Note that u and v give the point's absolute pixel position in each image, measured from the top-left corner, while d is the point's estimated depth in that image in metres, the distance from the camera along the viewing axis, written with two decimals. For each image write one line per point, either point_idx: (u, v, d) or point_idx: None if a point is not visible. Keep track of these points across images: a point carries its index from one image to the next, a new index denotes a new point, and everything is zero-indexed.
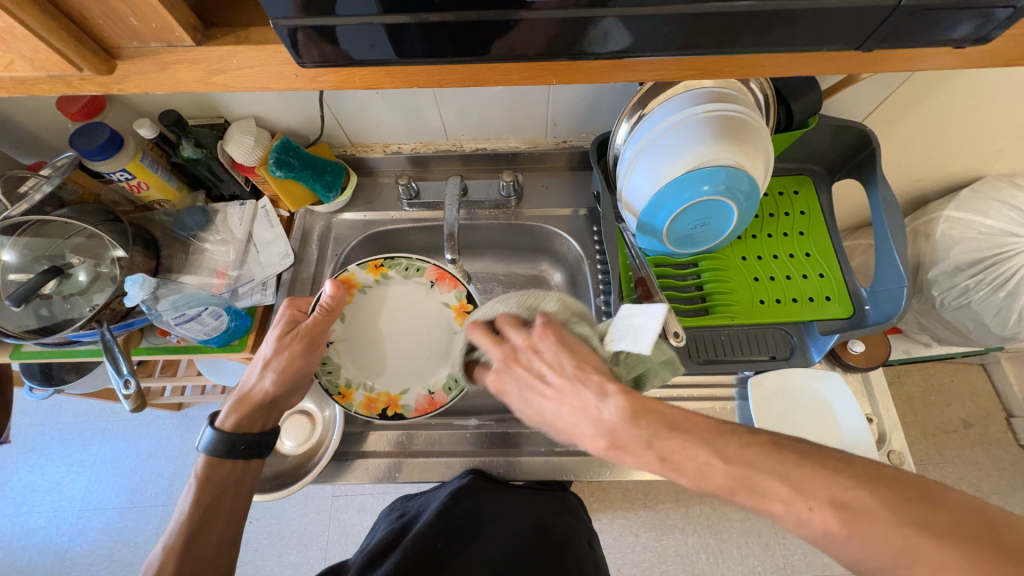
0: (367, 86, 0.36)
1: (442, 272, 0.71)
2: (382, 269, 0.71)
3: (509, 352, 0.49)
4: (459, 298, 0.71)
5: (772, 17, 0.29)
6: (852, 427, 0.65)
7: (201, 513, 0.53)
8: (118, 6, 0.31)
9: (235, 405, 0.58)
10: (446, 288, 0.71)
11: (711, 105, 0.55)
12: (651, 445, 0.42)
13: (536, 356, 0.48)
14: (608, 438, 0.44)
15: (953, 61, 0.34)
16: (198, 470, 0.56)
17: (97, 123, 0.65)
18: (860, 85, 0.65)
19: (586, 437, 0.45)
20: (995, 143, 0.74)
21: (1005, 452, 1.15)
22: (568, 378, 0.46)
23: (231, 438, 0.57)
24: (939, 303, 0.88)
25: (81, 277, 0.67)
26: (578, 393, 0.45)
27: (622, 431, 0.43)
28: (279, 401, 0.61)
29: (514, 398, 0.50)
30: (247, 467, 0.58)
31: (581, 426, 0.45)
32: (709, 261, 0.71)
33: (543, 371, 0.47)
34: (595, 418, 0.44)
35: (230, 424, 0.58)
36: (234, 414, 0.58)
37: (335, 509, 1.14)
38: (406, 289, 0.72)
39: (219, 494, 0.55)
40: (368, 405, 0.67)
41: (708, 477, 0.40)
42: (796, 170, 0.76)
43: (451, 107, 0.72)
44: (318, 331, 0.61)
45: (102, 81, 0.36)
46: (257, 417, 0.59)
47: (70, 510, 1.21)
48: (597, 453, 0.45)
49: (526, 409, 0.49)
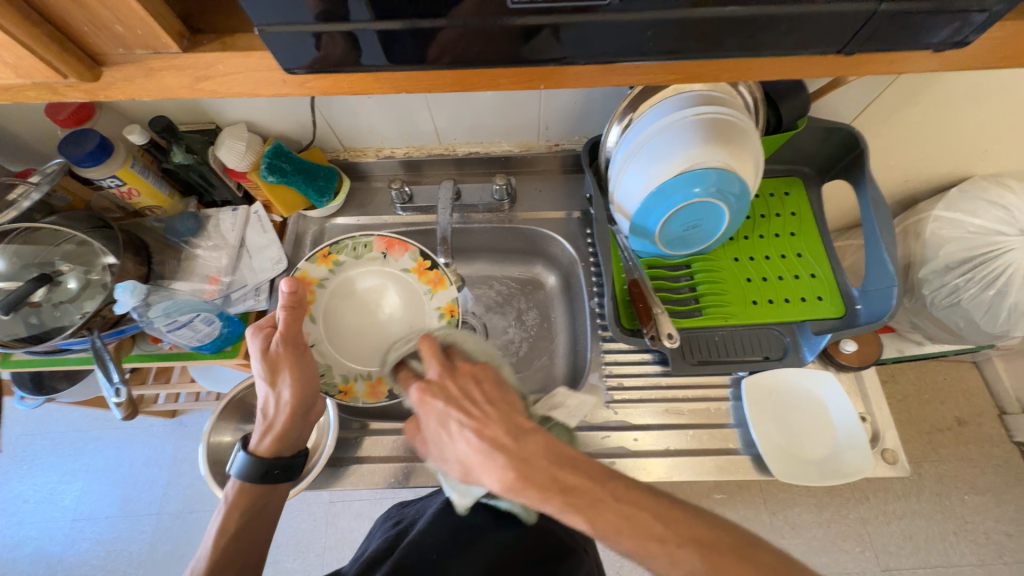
0: (355, 91, 0.36)
1: (388, 240, 0.73)
2: (331, 256, 0.72)
3: (447, 371, 0.52)
4: (415, 259, 0.73)
5: (754, 20, 0.29)
6: (844, 424, 0.66)
7: (228, 542, 0.52)
8: (102, 14, 0.31)
9: (265, 430, 0.57)
10: (398, 256, 0.74)
11: (700, 108, 0.55)
12: (556, 478, 0.41)
13: (472, 383, 0.50)
14: (518, 468, 0.42)
15: (935, 63, 0.34)
16: (229, 493, 0.55)
17: (87, 130, 0.65)
18: (848, 87, 0.65)
19: (478, 463, 0.45)
20: (983, 143, 0.75)
21: (998, 450, 1.16)
22: (497, 407, 0.48)
23: (267, 463, 0.55)
24: (929, 301, 0.89)
25: (71, 284, 0.66)
26: (505, 423, 0.46)
27: (533, 463, 0.43)
28: (305, 414, 0.58)
29: (439, 416, 0.49)
30: (275, 489, 0.57)
31: (492, 454, 0.44)
32: (702, 263, 0.72)
33: (475, 396, 0.49)
34: (511, 449, 0.44)
35: (267, 448, 0.57)
36: (268, 437, 0.57)
37: (331, 516, 1.14)
38: (361, 270, 0.73)
39: (248, 523, 0.54)
40: (371, 392, 0.68)
41: (598, 515, 0.39)
42: (785, 171, 0.76)
43: (443, 111, 0.72)
44: (296, 330, 0.58)
45: (89, 87, 0.36)
46: (291, 437, 0.57)
47: (63, 520, 1.19)
48: (501, 489, 0.43)
49: (444, 430, 0.48)
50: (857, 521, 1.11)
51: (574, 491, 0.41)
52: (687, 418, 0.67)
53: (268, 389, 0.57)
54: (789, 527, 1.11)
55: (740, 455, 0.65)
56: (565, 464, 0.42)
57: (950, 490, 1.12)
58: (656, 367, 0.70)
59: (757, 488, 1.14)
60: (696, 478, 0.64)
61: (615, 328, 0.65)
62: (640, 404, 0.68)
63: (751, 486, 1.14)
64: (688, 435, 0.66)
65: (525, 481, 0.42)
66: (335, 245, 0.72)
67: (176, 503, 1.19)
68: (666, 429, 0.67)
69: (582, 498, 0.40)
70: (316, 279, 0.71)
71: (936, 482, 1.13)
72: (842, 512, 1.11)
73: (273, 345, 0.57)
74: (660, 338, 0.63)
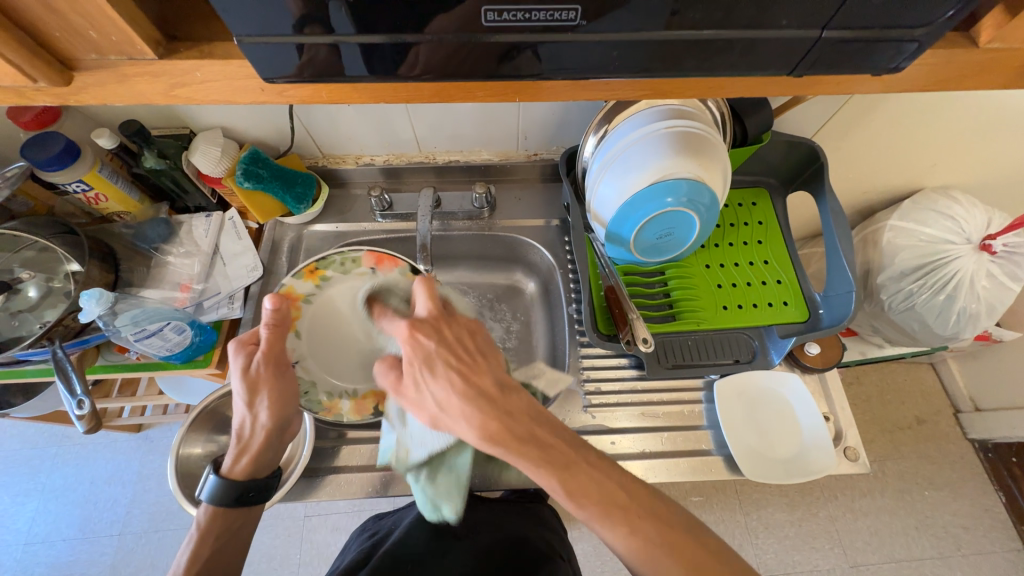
0: (334, 101, 0.36)
1: (378, 255, 0.72)
2: (318, 272, 0.71)
3: (440, 316, 0.52)
4: (404, 274, 0.71)
5: (714, 45, 0.31)
6: (810, 424, 0.69)
7: (199, 569, 0.50)
8: (74, 19, 0.31)
9: (238, 451, 0.56)
10: (387, 271, 0.71)
11: (672, 121, 0.58)
12: (533, 433, 0.46)
13: (464, 330, 0.52)
14: (502, 421, 0.46)
15: (876, 85, 0.37)
16: (201, 519, 0.53)
17: (52, 133, 0.63)
18: (808, 104, 0.69)
19: (457, 406, 0.47)
20: (930, 158, 0.81)
21: (954, 446, 1.23)
22: (488, 355, 0.51)
23: (240, 485, 0.54)
24: (887, 306, 0.94)
25: (31, 292, 0.64)
26: (494, 368, 0.50)
27: (517, 417, 0.47)
28: (281, 434, 0.57)
29: (422, 358, 0.49)
30: (251, 510, 0.56)
31: (475, 402, 0.47)
32: (676, 270, 0.74)
33: (469, 341, 0.51)
34: (496, 399, 0.47)
35: (241, 471, 0.55)
36: (244, 458, 0.55)
37: (307, 530, 1.11)
38: (348, 285, 0.71)
39: (221, 544, 0.52)
40: (357, 409, 0.67)
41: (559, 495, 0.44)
42: (753, 182, 0.80)
43: (424, 120, 0.73)
44: (279, 350, 0.57)
45: (59, 91, 0.35)
46: (265, 458, 0.56)
47: (14, 544, 1.12)
48: (478, 435, 0.46)
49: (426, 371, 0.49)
50: (827, 519, 1.15)
51: (552, 449, 0.46)
52: (662, 421, 0.69)
53: (244, 410, 0.55)
54: (763, 527, 1.15)
55: (713, 455, 0.67)
56: (543, 423, 0.47)
57: (912, 486, 1.18)
58: (632, 371, 0.72)
59: (732, 489, 1.17)
60: (671, 479, 0.66)
61: (592, 333, 0.66)
62: (617, 408, 0.70)
63: (726, 487, 1.18)
64: (664, 438, 0.68)
65: (505, 432, 0.45)
66: (322, 260, 0.72)
67: (141, 522, 1.13)
68: (643, 432, 0.68)
69: (560, 457, 0.45)
70: (303, 294, 0.70)
71: (899, 479, 1.19)
72: (812, 511, 1.16)
73: (255, 364, 0.55)
74: (635, 342, 0.65)
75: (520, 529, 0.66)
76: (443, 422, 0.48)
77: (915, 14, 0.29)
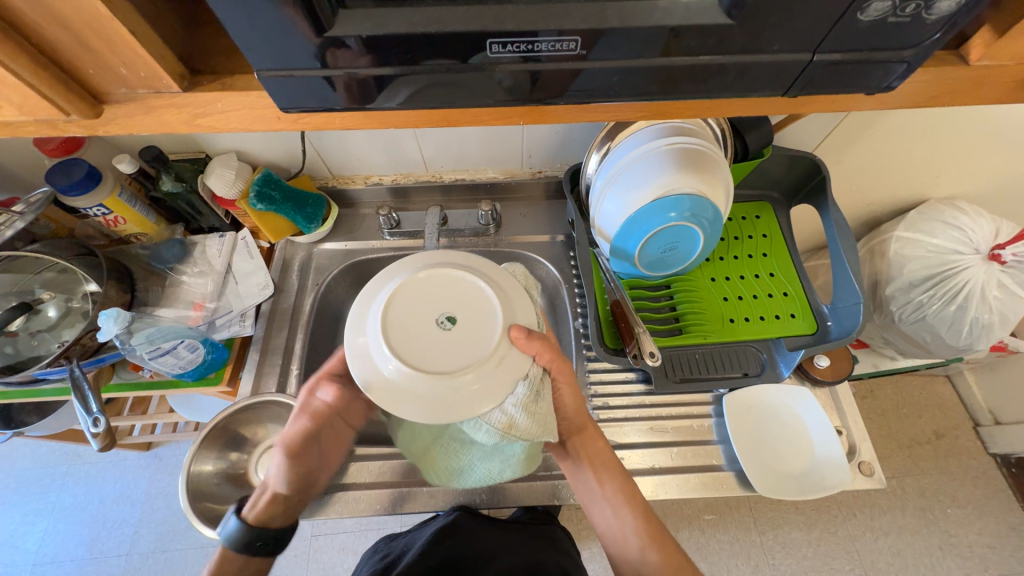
0: (345, 127, 0.38)
1: (530, 343, 0.46)
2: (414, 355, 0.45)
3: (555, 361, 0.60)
4: (529, 345, 0.47)
5: (709, 69, 0.32)
6: (822, 439, 0.67)
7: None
8: (108, 58, 0.33)
9: (268, 500, 0.56)
10: (521, 344, 0.46)
11: (673, 138, 0.59)
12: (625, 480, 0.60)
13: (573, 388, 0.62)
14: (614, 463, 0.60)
15: (871, 103, 0.38)
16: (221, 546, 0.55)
17: (75, 159, 0.66)
18: (808, 119, 0.70)
19: (583, 416, 0.60)
20: (934, 170, 0.81)
21: (976, 462, 1.19)
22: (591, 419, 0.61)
23: (272, 529, 0.56)
24: (897, 317, 0.94)
25: (51, 312, 0.67)
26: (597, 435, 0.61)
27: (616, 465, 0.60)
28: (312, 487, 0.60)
29: (563, 364, 0.51)
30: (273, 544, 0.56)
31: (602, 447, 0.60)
32: (680, 283, 0.75)
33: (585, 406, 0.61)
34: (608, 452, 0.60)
35: (266, 517, 0.56)
36: (268, 506, 0.56)
37: (313, 551, 1.10)
38: (446, 352, 0.45)
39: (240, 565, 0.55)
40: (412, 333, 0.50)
41: None
42: (757, 196, 0.81)
43: (431, 141, 0.75)
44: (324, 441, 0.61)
45: (88, 123, 0.37)
46: (296, 507, 0.59)
47: (24, 565, 1.12)
48: (589, 462, 0.60)
49: (562, 371, 0.51)
50: (846, 538, 1.12)
51: (636, 498, 0.59)
52: (672, 435, 0.69)
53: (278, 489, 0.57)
54: (779, 546, 1.12)
55: (724, 471, 0.66)
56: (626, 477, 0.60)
57: (934, 504, 1.14)
58: (639, 386, 0.71)
59: (746, 506, 1.15)
60: (681, 496, 0.65)
61: (599, 347, 0.66)
62: (626, 423, 0.69)
63: (740, 505, 1.15)
64: (673, 453, 0.67)
65: (613, 475, 0.59)
66: (424, 368, 0.44)
67: (150, 542, 1.13)
68: (652, 447, 0.68)
69: (639, 501, 0.59)
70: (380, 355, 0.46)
71: (920, 496, 1.15)
72: (830, 529, 1.12)
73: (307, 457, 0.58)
74: (642, 356, 0.65)
75: (533, 552, 0.65)
76: (572, 432, 0.60)
77: (904, 37, 0.30)
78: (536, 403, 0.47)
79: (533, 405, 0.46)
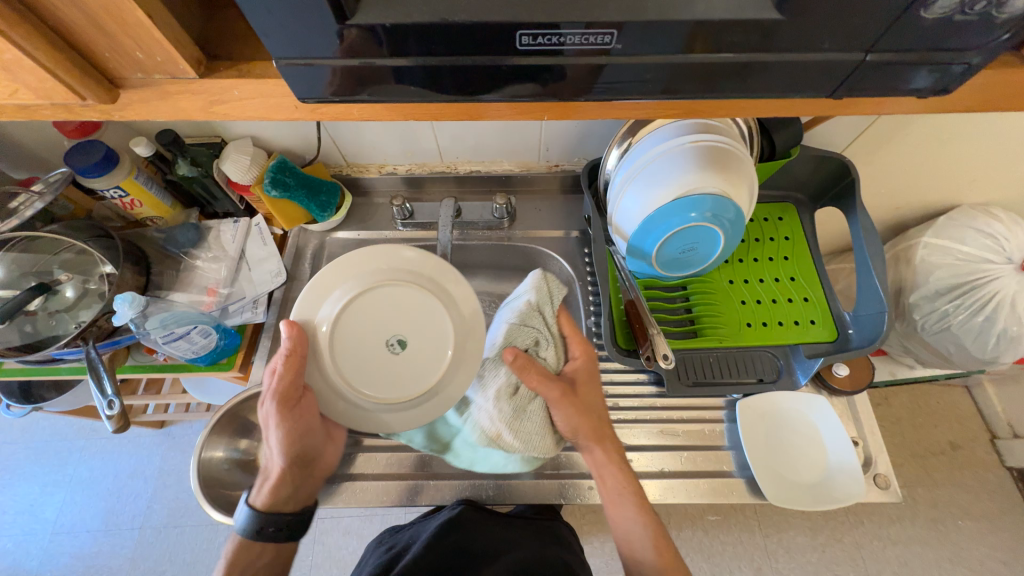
0: (364, 118, 0.37)
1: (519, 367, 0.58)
2: (363, 369, 0.56)
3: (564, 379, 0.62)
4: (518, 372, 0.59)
5: (749, 67, 0.31)
6: (838, 451, 0.66)
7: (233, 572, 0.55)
8: (124, 42, 0.32)
9: (274, 482, 0.59)
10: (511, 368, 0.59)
11: (696, 136, 0.57)
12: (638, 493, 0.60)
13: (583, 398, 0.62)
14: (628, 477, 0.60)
15: (917, 106, 0.36)
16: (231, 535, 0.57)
17: (93, 141, 0.66)
18: (840, 119, 0.68)
19: (593, 434, 0.60)
20: (969, 175, 0.78)
21: (992, 475, 1.16)
22: (602, 433, 0.61)
23: (283, 510, 0.59)
24: (920, 326, 0.91)
25: (68, 293, 0.68)
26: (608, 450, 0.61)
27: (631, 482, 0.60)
28: (316, 465, 0.62)
29: (552, 389, 0.60)
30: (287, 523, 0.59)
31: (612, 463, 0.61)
32: (697, 284, 0.73)
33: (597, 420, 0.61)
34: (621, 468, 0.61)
35: (274, 502, 0.59)
36: (273, 491, 0.59)
37: (320, 533, 1.12)
38: (389, 375, 0.56)
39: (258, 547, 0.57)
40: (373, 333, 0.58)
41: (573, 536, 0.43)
42: (781, 197, 0.78)
43: (447, 131, 0.74)
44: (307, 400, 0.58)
45: (104, 108, 0.37)
46: (304, 486, 0.61)
47: (42, 533, 1.16)
48: (604, 478, 0.60)
49: (553, 397, 0.59)
50: (852, 545, 1.10)
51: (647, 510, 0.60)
52: (683, 439, 0.68)
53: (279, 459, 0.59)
54: (784, 550, 1.11)
55: (734, 477, 0.65)
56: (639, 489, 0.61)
57: (945, 516, 1.12)
58: (651, 388, 0.70)
59: (751, 509, 1.14)
60: (689, 501, 0.64)
61: (611, 348, 0.65)
62: (635, 425, 0.68)
63: (745, 508, 1.14)
64: (684, 457, 0.66)
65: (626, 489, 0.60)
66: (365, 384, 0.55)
67: (162, 516, 1.16)
68: (662, 450, 0.67)
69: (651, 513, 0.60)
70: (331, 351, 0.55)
71: (931, 507, 1.13)
72: (836, 536, 1.11)
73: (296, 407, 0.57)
74: (655, 358, 0.64)
75: (537, 548, 0.65)
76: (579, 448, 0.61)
77: (965, 36, 0.28)
78: (519, 421, 0.59)
79: (516, 424, 0.59)
